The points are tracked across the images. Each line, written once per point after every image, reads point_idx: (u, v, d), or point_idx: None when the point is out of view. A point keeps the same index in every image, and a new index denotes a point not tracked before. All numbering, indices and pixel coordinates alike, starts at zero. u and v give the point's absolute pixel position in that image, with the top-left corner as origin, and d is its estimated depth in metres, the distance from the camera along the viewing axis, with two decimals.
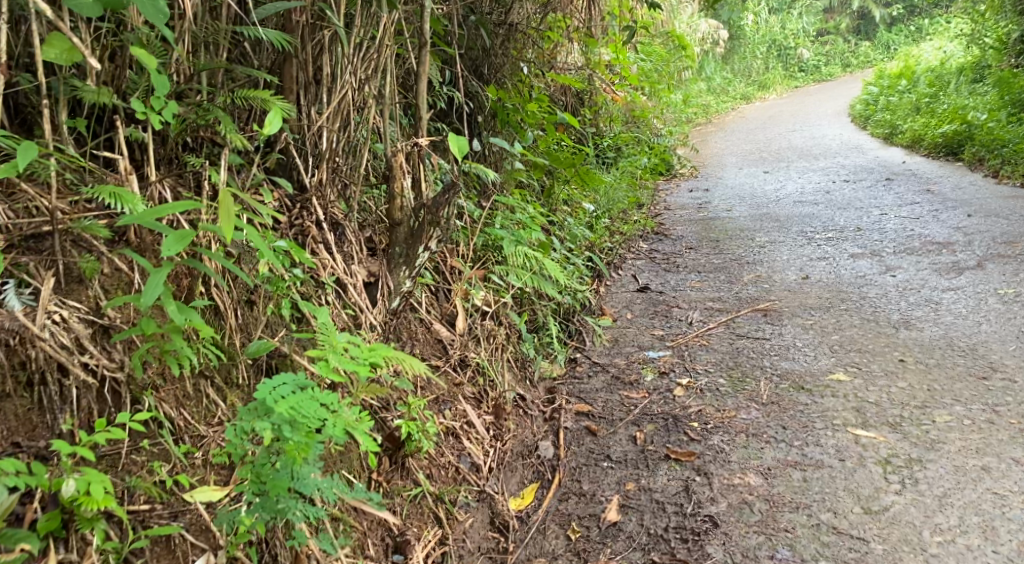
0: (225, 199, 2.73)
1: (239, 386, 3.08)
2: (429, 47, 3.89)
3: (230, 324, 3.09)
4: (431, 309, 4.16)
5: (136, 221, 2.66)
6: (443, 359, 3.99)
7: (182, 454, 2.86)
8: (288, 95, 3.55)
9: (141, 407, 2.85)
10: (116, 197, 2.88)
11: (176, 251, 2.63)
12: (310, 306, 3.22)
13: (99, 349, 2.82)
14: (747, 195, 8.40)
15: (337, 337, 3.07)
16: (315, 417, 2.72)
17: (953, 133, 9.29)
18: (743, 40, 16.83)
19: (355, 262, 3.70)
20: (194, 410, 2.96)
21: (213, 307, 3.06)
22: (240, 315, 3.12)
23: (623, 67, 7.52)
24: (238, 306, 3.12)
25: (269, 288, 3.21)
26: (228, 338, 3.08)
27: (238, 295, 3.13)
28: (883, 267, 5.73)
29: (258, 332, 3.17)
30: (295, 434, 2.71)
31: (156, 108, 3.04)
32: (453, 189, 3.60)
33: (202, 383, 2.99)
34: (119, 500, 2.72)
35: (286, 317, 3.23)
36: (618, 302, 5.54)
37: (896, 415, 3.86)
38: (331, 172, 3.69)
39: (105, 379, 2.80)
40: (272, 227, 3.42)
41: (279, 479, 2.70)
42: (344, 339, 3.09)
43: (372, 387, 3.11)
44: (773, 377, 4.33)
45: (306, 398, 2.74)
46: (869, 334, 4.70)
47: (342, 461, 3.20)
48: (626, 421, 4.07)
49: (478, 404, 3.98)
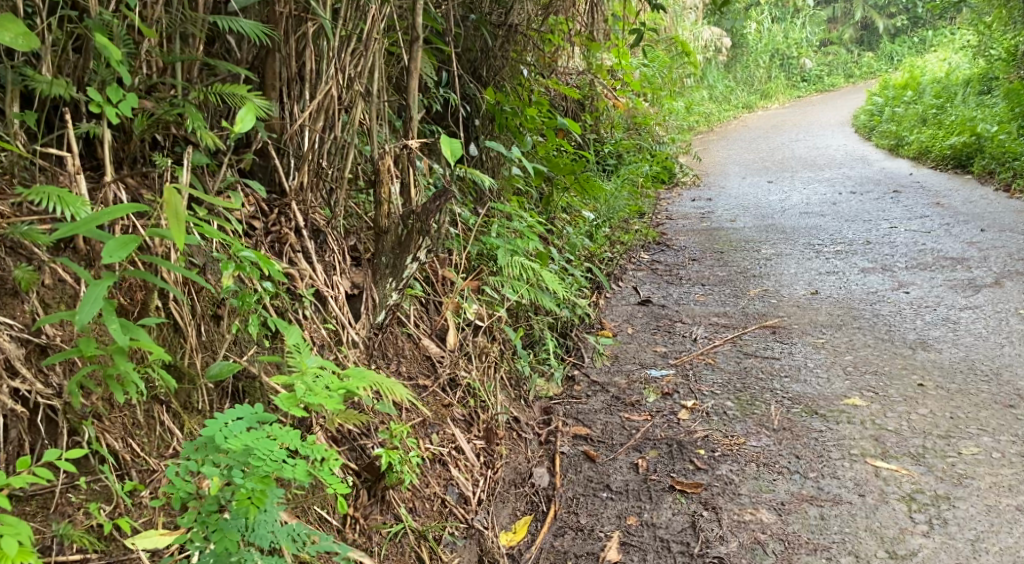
0: (172, 202, 2.34)
1: (202, 411, 2.82)
2: (421, 42, 3.62)
3: (190, 342, 2.82)
4: (421, 322, 3.87)
5: (70, 228, 2.37)
6: (431, 378, 3.70)
7: (125, 493, 2.60)
8: (270, 92, 3.31)
9: (79, 440, 2.58)
10: (60, 201, 2.61)
11: (118, 259, 2.35)
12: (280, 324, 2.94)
13: (34, 372, 2.56)
14: (751, 205, 8.14)
15: (307, 360, 2.81)
16: (271, 458, 2.46)
17: (962, 146, 9.02)
18: (746, 50, 16.55)
19: (337, 273, 3.41)
20: (144, 440, 2.69)
21: (172, 323, 2.79)
22: (203, 331, 2.86)
23: (626, 73, 7.25)
24: (201, 321, 2.86)
25: (236, 302, 2.92)
26: (187, 358, 2.81)
27: (202, 309, 2.87)
28: (896, 283, 5.45)
29: (226, 350, 2.90)
30: (247, 479, 2.44)
31: (113, 100, 2.79)
32: (445, 195, 3.34)
33: (156, 410, 2.73)
34: (44, 551, 2.46)
35: (255, 335, 2.95)
36: (618, 316, 5.27)
37: (919, 445, 3.59)
38: (313, 174, 3.41)
39: (39, 407, 2.55)
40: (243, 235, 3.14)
41: (231, 532, 2.40)
42: (316, 364, 2.80)
43: (348, 415, 2.88)
44: (784, 400, 4.05)
45: (262, 437, 2.49)
46: (884, 355, 4.43)
47: (314, 496, 2.92)
48: (627, 447, 3.80)
49: (468, 427, 3.69)
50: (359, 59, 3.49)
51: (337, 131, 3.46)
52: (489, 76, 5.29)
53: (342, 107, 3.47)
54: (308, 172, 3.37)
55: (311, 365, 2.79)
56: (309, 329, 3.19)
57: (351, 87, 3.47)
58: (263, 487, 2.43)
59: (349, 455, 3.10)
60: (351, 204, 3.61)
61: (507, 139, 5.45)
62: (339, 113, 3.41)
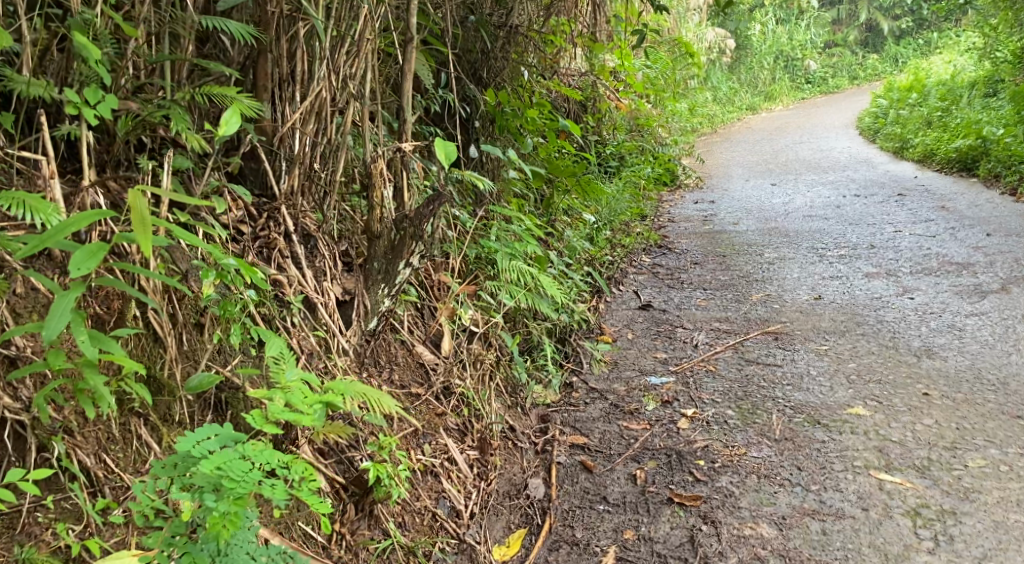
0: (137, 205, 2.30)
1: (182, 423, 2.74)
2: (415, 43, 3.55)
3: (171, 353, 2.75)
4: (415, 328, 3.79)
5: (34, 240, 2.29)
6: (424, 387, 3.61)
7: (97, 511, 2.53)
8: (262, 93, 3.24)
9: (49, 456, 2.51)
10: (31, 207, 2.54)
11: (87, 269, 2.28)
12: (265, 333, 2.86)
13: (3, 385, 2.49)
14: (754, 207, 8.05)
15: (287, 374, 2.73)
16: (246, 479, 2.38)
17: (967, 149, 8.92)
18: (750, 51, 16.44)
19: (328, 279, 3.32)
20: (119, 455, 2.61)
21: (151, 333, 2.72)
22: (184, 340, 2.79)
23: (628, 74, 7.16)
24: (183, 330, 2.79)
25: (218, 310, 2.83)
26: (167, 369, 2.74)
27: (184, 317, 2.79)
28: (900, 289, 5.37)
29: (208, 360, 2.82)
30: (221, 502, 2.35)
31: (92, 102, 2.74)
32: (438, 200, 3.28)
33: (133, 423, 2.65)
34: None
35: (237, 345, 2.86)
36: (618, 320, 5.19)
37: (924, 457, 3.51)
38: (304, 177, 3.33)
39: (7, 422, 2.48)
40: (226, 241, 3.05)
41: (200, 556, 2.38)
42: (295, 379, 2.73)
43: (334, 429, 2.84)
44: (786, 409, 3.97)
45: (236, 457, 2.42)
46: (888, 363, 4.34)
47: (300, 511, 2.89)
48: (625, 457, 3.72)
49: (462, 437, 3.61)
50: (351, 60, 3.41)
51: (328, 133, 3.37)
52: (490, 78, 5.21)
53: (334, 108, 3.38)
54: (298, 175, 3.29)
55: (289, 380, 2.72)
56: (297, 337, 3.11)
57: (344, 88, 3.40)
58: (237, 511, 2.35)
59: (336, 468, 3.02)
60: (343, 208, 3.52)
61: (507, 140, 5.36)
62: (331, 115, 3.33)
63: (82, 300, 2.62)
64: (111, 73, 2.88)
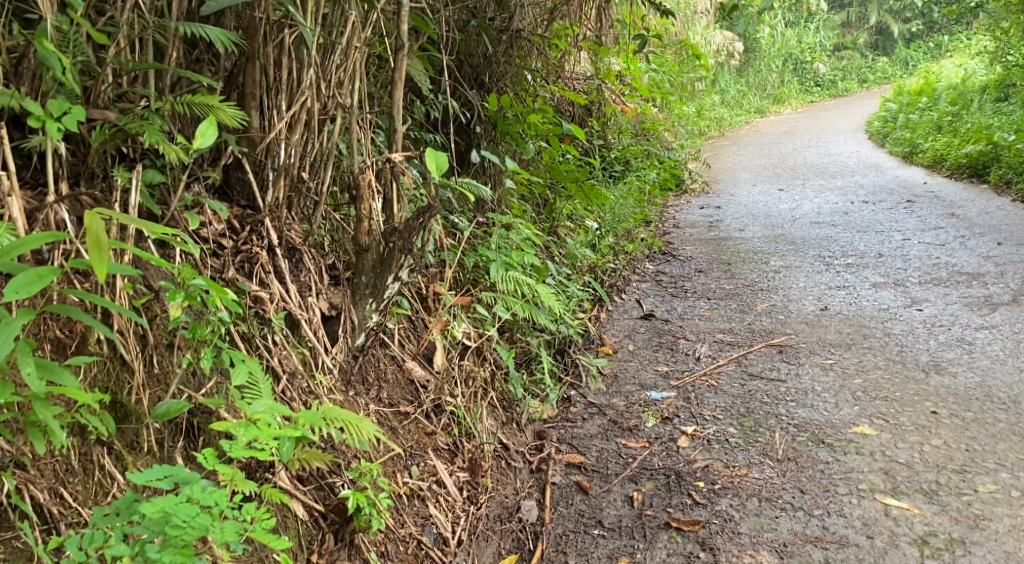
0: (91, 228, 2.27)
1: (149, 450, 2.64)
2: (405, 51, 3.45)
3: (137, 380, 2.65)
4: (406, 342, 3.67)
5: None
6: (414, 405, 3.50)
7: (49, 552, 2.39)
8: (249, 101, 3.14)
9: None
10: None
11: (29, 294, 2.25)
12: (239, 356, 2.76)
13: None
14: (760, 213, 7.92)
15: (251, 407, 2.63)
16: (191, 526, 2.32)
17: (978, 154, 8.78)
18: (759, 54, 16.25)
19: (313, 294, 3.21)
20: (78, 489, 2.51)
21: (118, 357, 2.64)
22: (155, 363, 2.70)
23: (634, 78, 7.03)
24: (153, 352, 2.70)
25: (188, 333, 2.74)
26: (134, 396, 2.65)
27: (156, 339, 2.71)
28: (908, 299, 5.23)
29: (179, 384, 2.72)
30: (165, 551, 2.29)
31: (55, 114, 2.62)
32: (428, 212, 3.16)
33: (95, 452, 2.55)
34: None
35: (208, 370, 2.76)
36: (619, 331, 5.06)
37: (932, 481, 3.40)
38: (290, 188, 3.22)
39: None
40: (201, 258, 2.96)
41: None
42: (261, 411, 2.64)
43: (312, 455, 2.76)
44: (789, 427, 3.84)
45: (181, 502, 2.35)
46: (895, 378, 4.21)
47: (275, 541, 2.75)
48: (622, 477, 3.61)
49: (452, 458, 3.50)
50: (342, 68, 3.30)
51: (316, 143, 3.25)
52: (492, 83, 5.09)
53: (323, 117, 3.26)
54: (283, 187, 3.18)
55: (255, 413, 2.63)
56: (279, 355, 3.01)
57: (333, 96, 3.28)
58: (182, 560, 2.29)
59: (316, 494, 2.90)
60: (330, 220, 3.41)
61: (507, 147, 5.24)
62: (318, 126, 3.22)
63: (43, 322, 2.55)
64: (90, 81, 2.84)
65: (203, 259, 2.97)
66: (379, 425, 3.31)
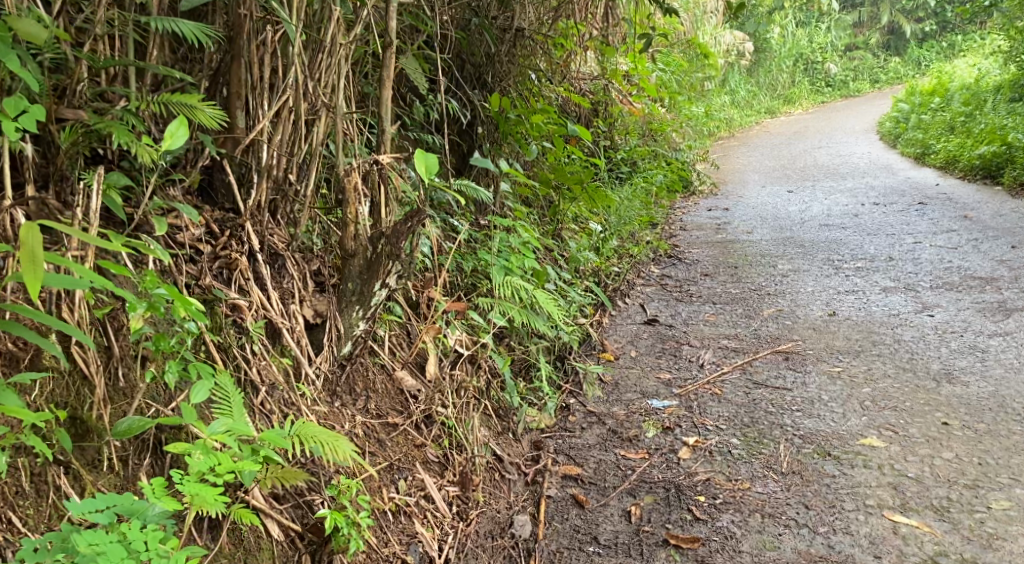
0: (25, 242, 2.14)
1: (111, 469, 2.53)
2: (395, 49, 3.32)
3: (98, 394, 2.55)
4: (397, 349, 3.54)
5: None
6: (403, 416, 3.37)
7: None
8: (234, 101, 3.01)
9: None
10: None
11: None
12: (207, 371, 2.65)
13: None
14: (769, 215, 7.77)
15: (209, 428, 2.54)
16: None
17: (991, 156, 8.61)
18: (770, 53, 16.02)
19: (295, 302, 3.10)
20: (29, 512, 2.39)
21: (77, 372, 2.54)
22: (119, 376, 2.61)
23: (641, 78, 6.87)
24: (117, 365, 2.61)
25: (151, 346, 2.63)
26: (95, 411, 2.54)
27: (121, 352, 2.62)
28: (920, 304, 5.09)
29: (145, 398, 2.63)
30: None
31: (14, 111, 2.52)
32: (416, 215, 3.04)
33: (50, 473, 2.44)
34: None
35: (175, 384, 2.65)
36: (622, 336, 4.93)
37: (943, 497, 3.28)
38: (273, 191, 3.10)
39: None
40: (176, 265, 2.85)
41: None
42: (219, 432, 2.56)
43: (287, 475, 2.62)
44: (794, 439, 3.71)
45: (111, 542, 2.26)
46: (905, 387, 4.07)
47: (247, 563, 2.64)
48: (620, 490, 3.50)
49: (442, 472, 3.37)
50: (328, 66, 3.18)
51: (300, 144, 3.13)
52: (495, 82, 4.95)
53: (309, 117, 3.14)
54: (266, 189, 3.06)
55: (213, 433, 2.55)
56: (258, 366, 2.90)
57: (318, 95, 3.16)
58: None
59: (293, 513, 2.77)
60: (316, 225, 3.29)
61: (508, 147, 5.10)
62: (301, 127, 3.09)
63: None
64: (65, 80, 2.74)
65: (177, 265, 2.85)
66: (365, 437, 3.19)
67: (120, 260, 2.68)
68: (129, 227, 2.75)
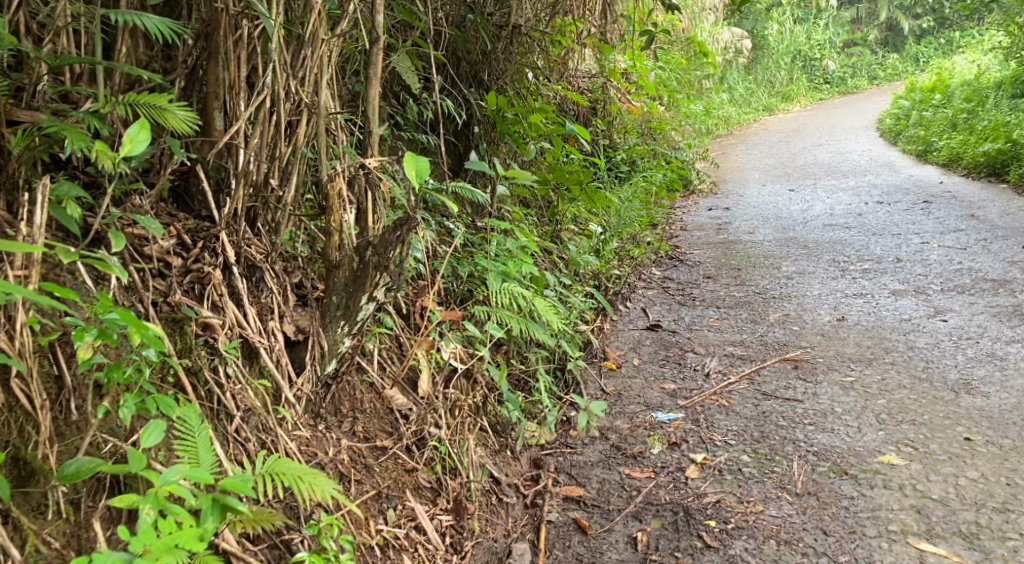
0: None
1: (59, 515, 2.32)
2: (381, 44, 3.09)
3: (44, 431, 2.34)
4: (387, 364, 3.31)
5: None
6: (392, 439, 3.15)
7: None
8: (211, 101, 2.80)
9: None
10: None
11: None
12: (165, 407, 2.44)
13: None
14: (771, 215, 7.57)
15: (161, 477, 2.32)
16: None
17: (996, 152, 8.39)
18: (768, 50, 15.76)
19: (275, 318, 2.88)
20: None
21: (20, 408, 2.32)
22: (73, 409, 2.40)
23: (640, 75, 6.66)
24: (70, 396, 2.40)
25: (105, 376, 2.41)
26: (41, 451, 2.33)
27: (71, 383, 2.41)
28: (932, 309, 4.88)
29: (101, 433, 2.42)
30: None
31: None
32: (405, 224, 2.82)
33: None
34: None
35: (130, 416, 2.42)
36: (624, 343, 4.71)
37: (970, 522, 3.10)
38: (251, 198, 2.88)
39: None
40: (141, 281, 2.63)
41: None
42: (173, 481, 2.33)
43: (256, 519, 2.46)
44: (808, 456, 3.50)
45: None
46: (923, 399, 3.86)
47: None
48: (625, 514, 3.31)
49: (434, 499, 3.14)
50: (309, 64, 2.94)
51: (281, 146, 2.90)
52: (491, 81, 4.73)
53: (288, 116, 2.91)
54: (242, 196, 2.83)
55: (166, 482, 2.32)
56: (233, 391, 2.69)
57: (296, 94, 2.92)
58: None
59: (269, 555, 2.57)
60: (301, 232, 3.07)
61: (505, 147, 4.88)
62: (282, 128, 2.87)
63: None
64: (23, 80, 2.54)
65: (144, 281, 2.64)
66: (351, 463, 2.98)
67: (77, 279, 2.49)
68: (85, 240, 2.53)
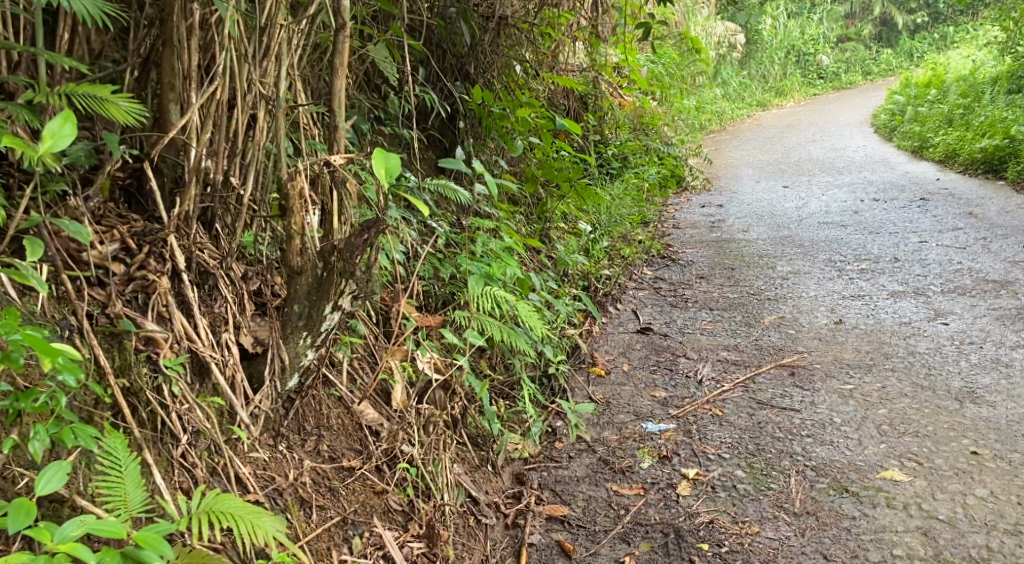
0: None
1: None
2: (348, 30, 2.86)
3: None
4: (358, 375, 3.09)
5: None
6: (361, 459, 2.93)
7: None
8: (166, 93, 2.59)
9: None
10: None
11: None
12: (84, 440, 2.23)
13: None
14: (765, 212, 7.36)
15: (60, 532, 2.07)
16: None
17: (994, 149, 8.19)
18: (762, 45, 15.53)
19: (231, 329, 2.67)
20: None
21: None
22: None
23: (632, 69, 6.45)
24: None
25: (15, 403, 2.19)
26: None
27: None
28: (932, 312, 4.67)
29: (18, 465, 2.22)
30: None
31: None
32: (371, 227, 2.60)
33: None
34: None
35: (39, 452, 2.19)
36: (614, 347, 4.50)
37: (979, 546, 2.91)
38: (202, 200, 2.67)
39: None
40: (76, 291, 2.43)
41: None
42: (73, 536, 2.08)
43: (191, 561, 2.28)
44: (806, 471, 3.29)
45: None
46: (925, 409, 3.66)
47: None
48: (611, 535, 3.11)
49: (406, 523, 2.92)
50: (269, 53, 2.71)
51: (240, 141, 2.70)
52: (478, 74, 4.50)
53: (247, 109, 2.69)
54: (194, 196, 2.61)
55: (63, 538, 2.06)
56: (178, 411, 2.49)
57: (257, 84, 2.70)
58: None
59: None
60: (266, 234, 2.86)
61: (492, 143, 4.64)
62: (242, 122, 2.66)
63: None
64: None
65: (80, 291, 2.44)
66: (314, 487, 2.76)
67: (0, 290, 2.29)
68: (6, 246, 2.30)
